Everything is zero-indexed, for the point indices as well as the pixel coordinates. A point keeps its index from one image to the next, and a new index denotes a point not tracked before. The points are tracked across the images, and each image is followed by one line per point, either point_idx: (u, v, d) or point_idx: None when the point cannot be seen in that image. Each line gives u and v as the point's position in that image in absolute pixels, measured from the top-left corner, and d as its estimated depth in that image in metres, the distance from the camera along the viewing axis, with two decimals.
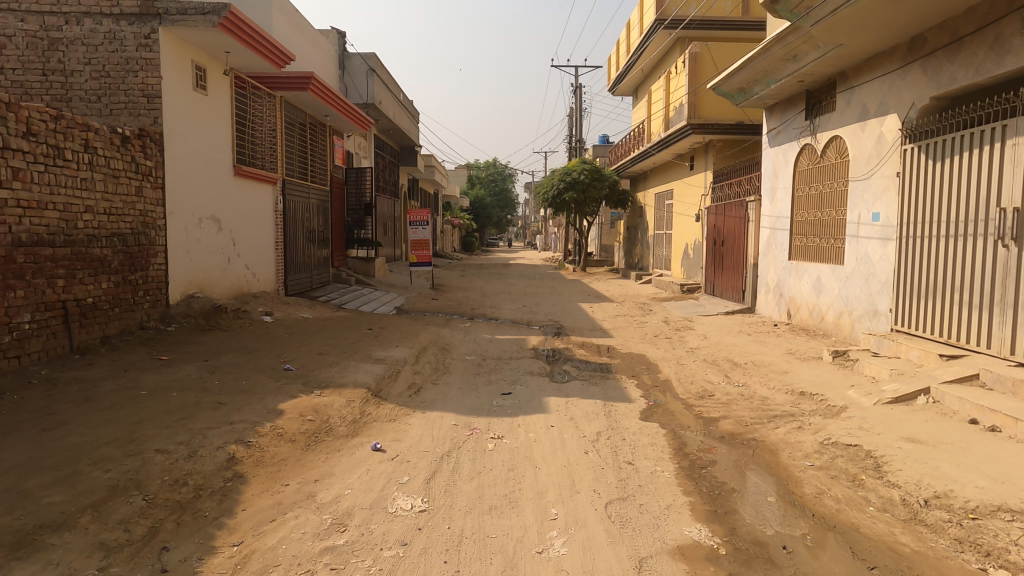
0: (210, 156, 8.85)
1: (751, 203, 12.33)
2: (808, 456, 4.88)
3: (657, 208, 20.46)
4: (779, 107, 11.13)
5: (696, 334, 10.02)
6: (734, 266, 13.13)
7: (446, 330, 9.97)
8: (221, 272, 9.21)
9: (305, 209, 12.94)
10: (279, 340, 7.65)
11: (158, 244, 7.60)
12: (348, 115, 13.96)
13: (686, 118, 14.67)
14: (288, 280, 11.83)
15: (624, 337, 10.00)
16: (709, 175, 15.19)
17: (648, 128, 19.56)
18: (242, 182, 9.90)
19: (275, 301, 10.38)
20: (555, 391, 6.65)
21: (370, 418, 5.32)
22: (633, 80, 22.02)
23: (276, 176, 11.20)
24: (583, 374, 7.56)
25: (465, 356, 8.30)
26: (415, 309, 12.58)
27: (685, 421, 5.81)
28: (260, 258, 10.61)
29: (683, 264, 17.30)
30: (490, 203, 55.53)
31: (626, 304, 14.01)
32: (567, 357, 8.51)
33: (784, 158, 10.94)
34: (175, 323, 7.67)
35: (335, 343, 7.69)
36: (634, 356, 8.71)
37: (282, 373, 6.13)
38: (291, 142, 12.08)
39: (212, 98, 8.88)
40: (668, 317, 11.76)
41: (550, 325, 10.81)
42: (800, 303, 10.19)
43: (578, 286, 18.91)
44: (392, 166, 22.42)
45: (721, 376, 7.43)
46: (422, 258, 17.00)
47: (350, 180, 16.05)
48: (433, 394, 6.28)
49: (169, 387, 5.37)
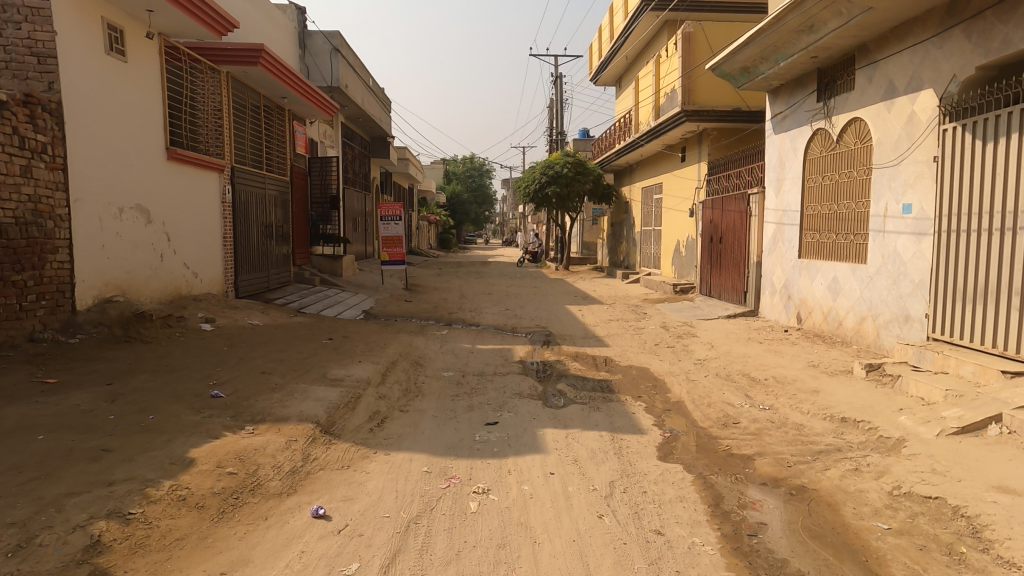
0: (134, 135, 7.45)
1: (753, 197, 11.37)
2: (880, 515, 3.73)
3: (645, 203, 19.49)
4: (786, 89, 10.13)
5: (703, 343, 8.93)
6: (734, 265, 12.12)
7: (420, 339, 8.71)
8: (151, 272, 7.83)
9: (261, 201, 11.53)
10: (215, 355, 6.28)
11: (60, 238, 6.20)
12: (308, 98, 12.56)
13: (679, 105, 13.66)
14: (241, 281, 10.42)
15: (622, 346, 8.88)
16: (704, 166, 14.23)
17: (636, 118, 18.53)
18: (178, 167, 8.50)
19: (220, 306, 8.96)
20: (553, 421, 5.47)
21: (314, 467, 4.03)
22: (618, 68, 21.03)
23: (224, 163, 9.78)
24: (582, 395, 6.40)
25: (442, 372, 7.06)
26: (385, 313, 11.27)
27: (717, 460, 4.67)
28: (203, 255, 9.18)
29: (675, 263, 16.34)
30: (469, 200, 54.22)
31: (617, 306, 12.94)
32: (560, 372, 7.33)
33: (791, 145, 9.96)
34: (80, 333, 6.29)
35: (284, 360, 6.35)
36: (636, 371, 7.58)
37: (208, 402, 4.79)
38: (241, 125, 10.68)
39: (134, 67, 7.49)
40: (666, 323, 10.71)
41: (538, 332, 9.63)
42: (813, 306, 9.21)
43: (563, 287, 17.82)
44: (363, 157, 21.02)
45: (742, 397, 6.34)
46: (394, 256, 15.66)
47: (314, 170, 14.66)
48: (400, 427, 5.02)
49: (38, 427, 3.99)
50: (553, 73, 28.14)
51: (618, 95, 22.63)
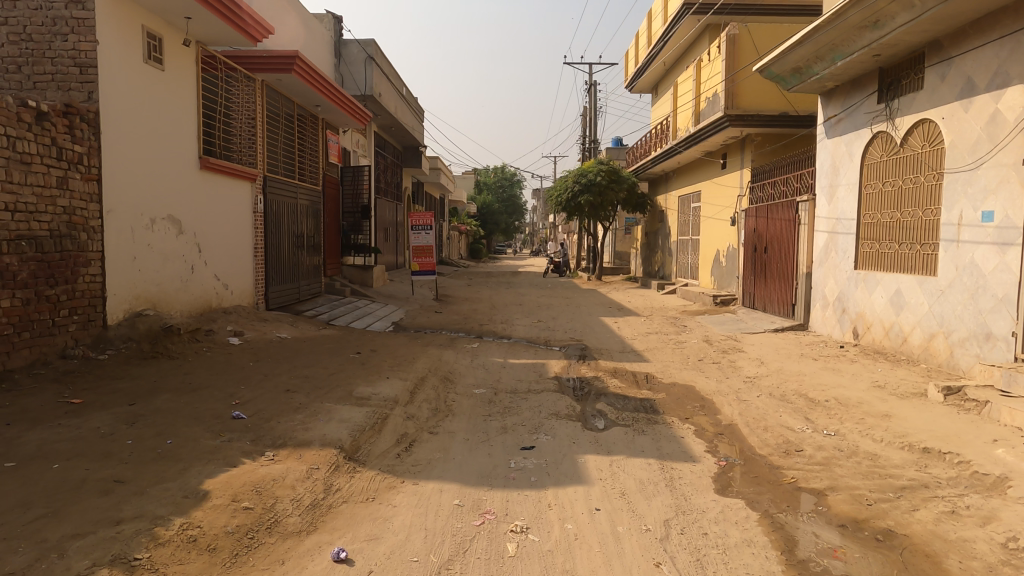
0: (168, 145, 7.35)
1: (801, 204, 10.71)
2: (994, 573, 3.16)
3: (682, 211, 18.89)
4: (841, 90, 9.53)
5: (751, 359, 8.36)
6: (780, 276, 11.46)
7: (449, 353, 8.36)
8: (182, 284, 7.71)
9: (293, 211, 11.44)
10: (242, 372, 6.06)
11: (92, 250, 6.08)
12: (341, 107, 12.48)
13: (722, 108, 13.12)
14: (271, 293, 10.31)
15: (663, 361, 8.37)
16: (747, 173, 13.63)
17: (673, 125, 18.00)
18: (211, 177, 8.40)
19: (249, 318, 8.82)
20: (594, 445, 5.02)
21: (337, 499, 3.69)
22: (654, 73, 20.56)
23: (257, 172, 9.68)
24: (624, 416, 5.93)
25: (473, 389, 6.69)
26: (415, 325, 11.00)
27: (783, 495, 4.15)
28: (234, 267, 9.07)
29: (714, 272, 15.70)
30: (499, 209, 54.15)
31: (655, 318, 12.40)
32: (598, 390, 6.86)
33: (846, 149, 9.32)
34: (110, 349, 6.13)
35: (310, 376, 6.09)
36: (681, 389, 7.07)
37: (229, 424, 4.52)
38: (275, 135, 10.61)
39: (171, 76, 7.40)
40: (708, 336, 10.14)
41: (573, 345, 9.20)
42: (871, 321, 8.55)
43: (596, 297, 17.33)
44: (394, 167, 20.99)
45: (802, 420, 5.78)
46: (424, 266, 15.43)
47: (345, 180, 14.58)
48: (430, 452, 4.66)
49: (53, 454, 3.76)
50: (588, 80, 27.74)
51: (654, 101, 22.13)
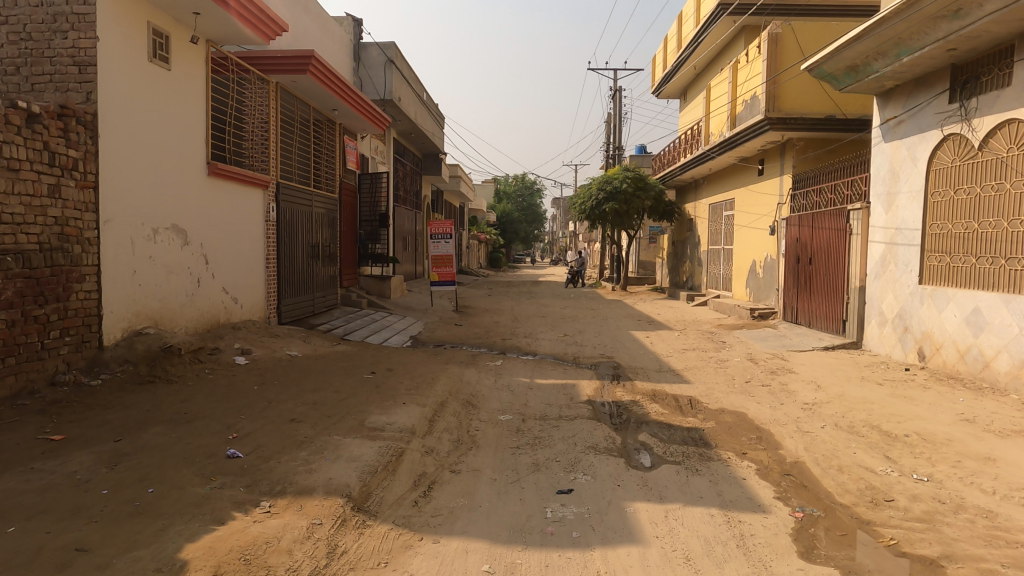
0: (173, 149, 6.83)
1: (854, 213, 9.91)
2: None
3: (713, 219, 18.11)
4: (902, 89, 8.76)
5: (806, 382, 7.55)
6: (828, 288, 10.65)
7: (471, 372, 7.71)
8: (187, 299, 7.16)
9: (308, 220, 10.94)
10: (247, 397, 5.46)
11: (87, 264, 5.50)
12: (359, 111, 11.99)
13: (762, 111, 12.39)
14: (284, 306, 9.80)
15: (707, 383, 7.60)
16: (788, 179, 12.86)
17: (704, 130, 17.29)
18: (220, 184, 7.89)
19: (259, 334, 8.30)
20: (644, 489, 4.30)
21: (341, 566, 3.03)
22: (683, 77, 19.88)
23: (269, 179, 9.17)
24: (672, 449, 5.18)
25: (499, 415, 6.01)
26: (435, 339, 10.42)
27: (885, 564, 3.39)
28: (243, 279, 8.54)
29: (749, 284, 14.91)
30: (518, 218, 53.65)
31: (689, 332, 11.63)
32: (638, 418, 6.15)
33: (908, 153, 8.58)
34: (105, 373, 5.55)
35: (320, 403, 5.48)
36: (731, 417, 6.30)
37: (223, 466, 3.91)
38: (289, 140, 10.13)
39: (177, 75, 6.90)
40: (752, 354, 9.34)
41: (605, 364, 8.49)
42: (942, 341, 7.73)
43: (623, 308, 16.59)
44: (414, 175, 20.55)
45: (883, 461, 5.00)
46: (445, 277, 14.87)
47: (363, 189, 14.12)
48: (452, 497, 3.99)
49: (13, 510, 3.13)
50: (611, 86, 27.12)
51: (682, 106, 21.44)
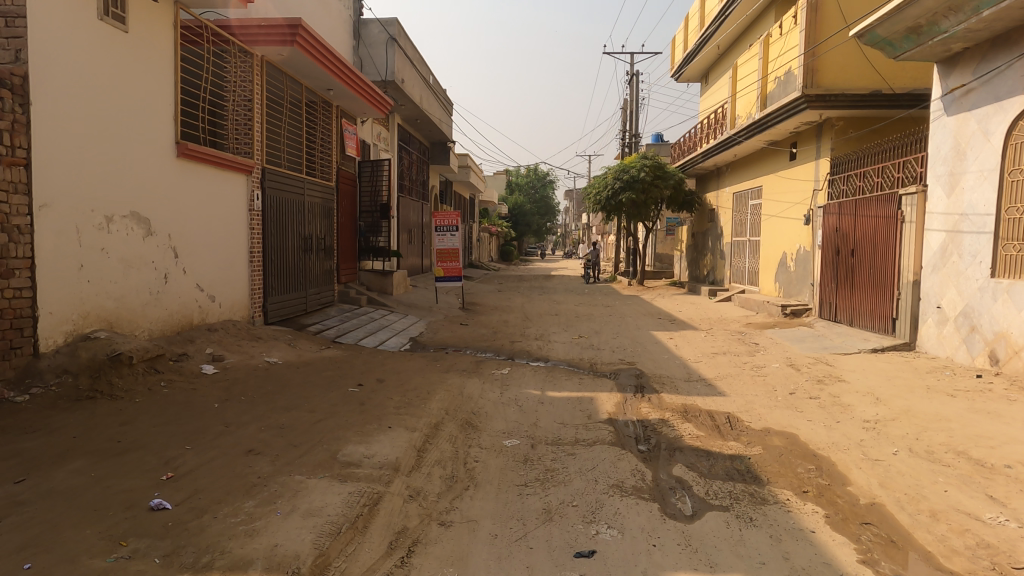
0: (132, 125, 5.97)
1: (907, 197, 8.81)
2: None
3: (738, 209, 16.98)
4: (974, 53, 7.62)
5: (861, 395, 6.50)
6: (874, 284, 9.55)
7: (474, 383, 6.78)
8: (152, 297, 6.31)
9: (301, 210, 10.07)
10: (201, 419, 4.55)
11: (13, 256, 4.66)
12: (357, 92, 11.09)
13: (798, 88, 11.30)
14: (272, 305, 8.96)
15: (745, 396, 6.58)
16: (825, 162, 11.75)
17: (729, 112, 16.15)
18: (192, 167, 7.02)
19: (238, 338, 7.42)
20: (687, 552, 3.33)
21: None
22: (706, 58, 18.71)
23: (251, 164, 8.28)
24: (716, 489, 4.20)
25: (502, 440, 5.06)
26: (437, 341, 9.51)
27: None
28: (222, 274, 7.69)
29: (779, 278, 13.81)
30: (530, 211, 52.52)
31: (716, 333, 10.61)
32: (669, 441, 5.18)
33: (979, 127, 7.47)
34: (35, 386, 4.71)
35: (287, 428, 4.56)
36: (781, 440, 5.29)
37: (141, 521, 3.01)
38: (277, 122, 9.27)
39: (137, 41, 6.04)
40: (791, 358, 8.30)
41: (626, 372, 7.51)
42: (1020, 343, 6.63)
43: (641, 305, 15.56)
44: (421, 164, 19.63)
45: (986, 502, 3.98)
46: (450, 271, 13.92)
47: (364, 177, 13.23)
48: (438, 566, 3.05)
49: None
50: (626, 70, 25.92)
51: (704, 89, 20.26)
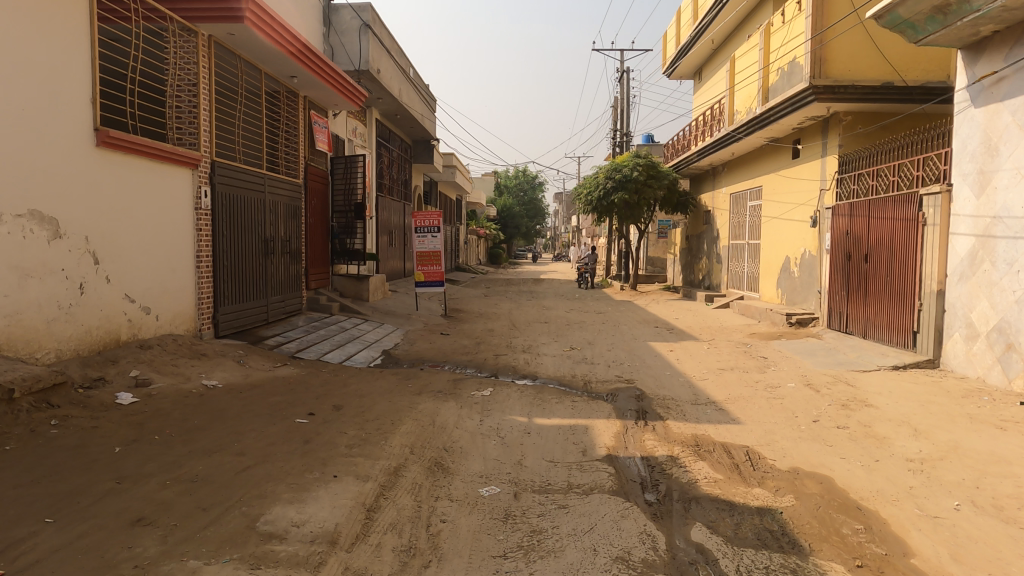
0: (29, 105, 4.95)
1: (929, 197, 7.99)
2: None
3: (736, 211, 16.19)
4: (1008, 35, 6.79)
5: (896, 425, 5.64)
6: (892, 292, 8.73)
7: (450, 408, 5.83)
8: (61, 311, 5.29)
9: (262, 210, 9.06)
10: (88, 474, 3.55)
11: None
12: (325, 80, 10.11)
13: (805, 79, 10.49)
14: (223, 315, 7.93)
15: (763, 425, 5.71)
16: (833, 160, 10.96)
17: (727, 108, 15.34)
18: (118, 159, 6.00)
19: (176, 355, 6.40)
20: None
21: None
22: (700, 52, 17.93)
23: (196, 156, 7.27)
24: (748, 564, 3.27)
25: (479, 488, 4.09)
26: (412, 355, 8.57)
27: None
28: (158, 281, 6.68)
29: (782, 284, 13.01)
30: (520, 213, 51.59)
31: (720, 345, 9.76)
32: (680, 486, 4.28)
33: (1013, 119, 6.66)
34: None
35: (200, 481, 3.57)
36: (813, 486, 4.41)
37: None
38: (230, 112, 8.28)
39: (36, 4, 5.02)
40: (807, 377, 7.46)
41: (624, 393, 6.61)
42: None
43: (635, 312, 14.69)
44: (402, 162, 18.66)
45: None
46: (432, 276, 12.90)
47: (337, 174, 12.24)
48: None
49: None
50: (617, 67, 25.07)
51: (698, 86, 19.49)
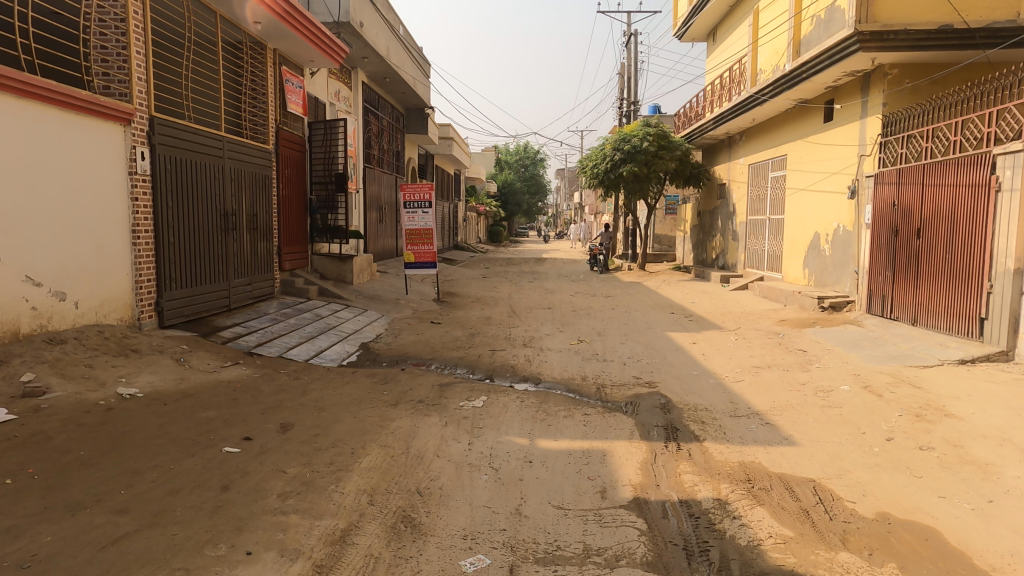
0: None
1: (1008, 156, 6.64)
2: None
3: (756, 184, 14.84)
4: None
5: (996, 445, 4.45)
6: (952, 273, 7.48)
7: (431, 425, 4.64)
8: None
9: (221, 178, 7.77)
10: None
11: None
12: (294, 29, 8.69)
13: (849, 25, 9.07)
14: (170, 301, 6.70)
15: (825, 446, 4.53)
16: (875, 121, 9.60)
17: (749, 68, 13.89)
18: (10, 103, 4.71)
19: (94, 353, 5.20)
20: None
21: None
22: (717, 10, 16.40)
23: (127, 108, 5.97)
24: None
25: (460, 559, 2.90)
26: (394, 348, 7.38)
27: None
28: (77, 261, 5.43)
29: (811, 263, 11.73)
30: (520, 189, 50.03)
31: (748, 334, 8.56)
32: (740, 552, 3.09)
33: None
34: None
35: (35, 566, 2.38)
36: (918, 542, 3.22)
37: None
38: (176, 61, 6.96)
39: None
40: (862, 378, 6.25)
41: (646, 402, 5.42)
42: None
43: (646, 294, 13.50)
44: (393, 132, 17.21)
45: None
46: (422, 256, 11.64)
47: (315, 141, 10.94)
48: None
49: None
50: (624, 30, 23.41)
51: (713, 48, 17.97)
